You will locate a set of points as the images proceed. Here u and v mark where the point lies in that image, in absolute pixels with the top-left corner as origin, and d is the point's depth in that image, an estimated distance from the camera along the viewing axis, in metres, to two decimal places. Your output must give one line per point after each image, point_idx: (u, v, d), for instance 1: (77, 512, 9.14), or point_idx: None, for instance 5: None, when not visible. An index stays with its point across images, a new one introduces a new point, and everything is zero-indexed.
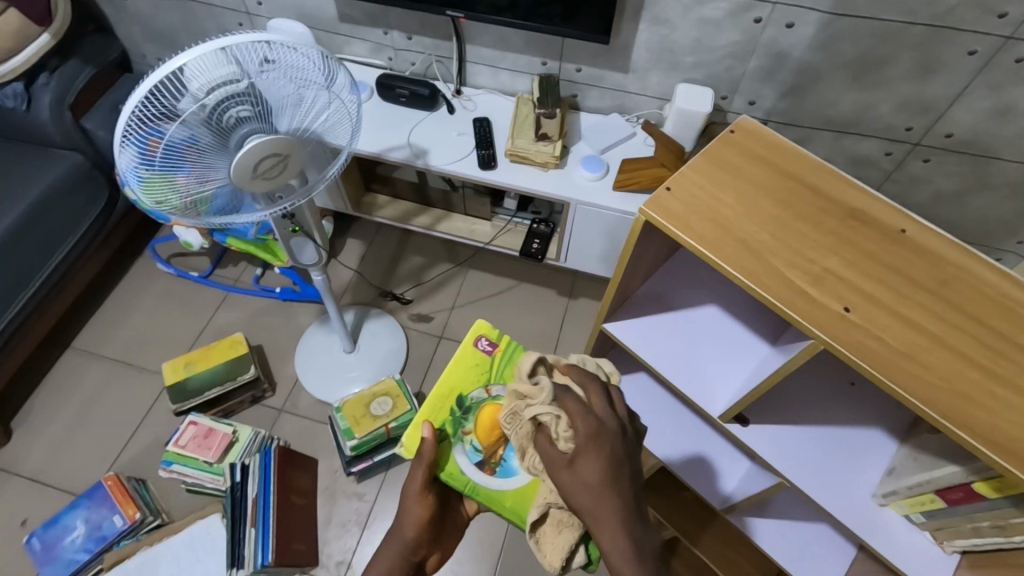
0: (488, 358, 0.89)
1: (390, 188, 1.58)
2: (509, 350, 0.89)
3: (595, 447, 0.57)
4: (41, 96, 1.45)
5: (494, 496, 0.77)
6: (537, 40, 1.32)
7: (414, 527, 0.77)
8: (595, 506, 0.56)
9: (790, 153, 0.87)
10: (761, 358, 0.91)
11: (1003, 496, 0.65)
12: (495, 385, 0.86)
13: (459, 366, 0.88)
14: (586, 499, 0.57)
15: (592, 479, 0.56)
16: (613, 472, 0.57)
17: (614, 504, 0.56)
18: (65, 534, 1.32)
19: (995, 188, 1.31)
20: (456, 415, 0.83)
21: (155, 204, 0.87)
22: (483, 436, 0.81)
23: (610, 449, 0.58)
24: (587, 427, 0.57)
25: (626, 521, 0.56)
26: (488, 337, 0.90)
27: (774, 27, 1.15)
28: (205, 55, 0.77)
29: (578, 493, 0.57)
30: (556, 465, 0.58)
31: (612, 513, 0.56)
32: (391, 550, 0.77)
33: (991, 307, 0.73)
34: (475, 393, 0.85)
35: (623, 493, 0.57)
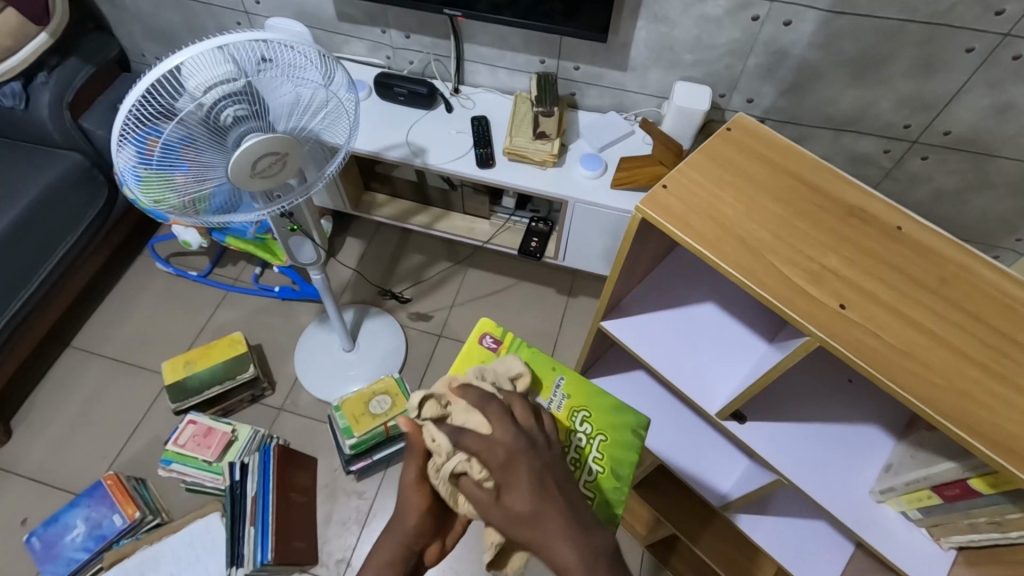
0: (493, 355, 0.83)
1: (389, 187, 1.58)
2: (515, 347, 0.84)
3: (512, 475, 0.57)
4: (40, 95, 1.45)
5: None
6: (536, 38, 1.32)
7: (414, 515, 0.73)
8: (536, 527, 0.56)
9: (790, 151, 0.87)
10: (760, 356, 0.91)
11: (999, 492, 0.65)
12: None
13: (464, 365, 0.82)
14: (522, 527, 0.56)
15: (521, 506, 0.56)
16: (540, 490, 0.57)
17: (555, 519, 0.56)
18: (65, 533, 1.32)
19: (994, 186, 1.31)
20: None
21: (153, 203, 0.88)
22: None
23: (529, 465, 0.58)
24: (493, 460, 0.57)
25: (571, 528, 0.56)
26: (492, 333, 0.84)
27: (773, 25, 1.15)
28: (202, 55, 0.78)
29: (513, 525, 0.57)
30: (486, 505, 0.58)
31: (555, 528, 0.56)
32: (392, 540, 0.73)
33: (990, 304, 0.73)
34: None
35: (559, 505, 0.57)
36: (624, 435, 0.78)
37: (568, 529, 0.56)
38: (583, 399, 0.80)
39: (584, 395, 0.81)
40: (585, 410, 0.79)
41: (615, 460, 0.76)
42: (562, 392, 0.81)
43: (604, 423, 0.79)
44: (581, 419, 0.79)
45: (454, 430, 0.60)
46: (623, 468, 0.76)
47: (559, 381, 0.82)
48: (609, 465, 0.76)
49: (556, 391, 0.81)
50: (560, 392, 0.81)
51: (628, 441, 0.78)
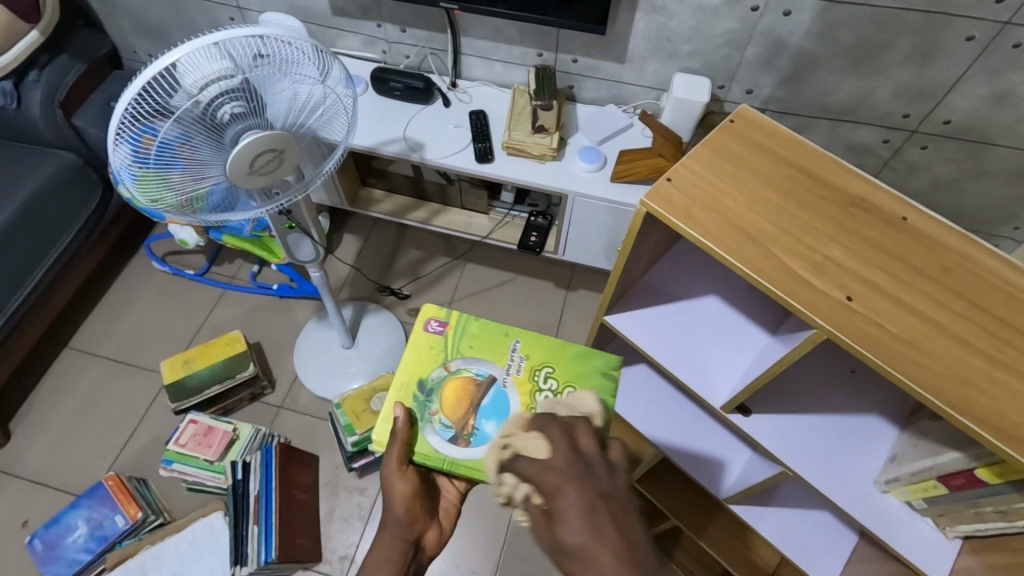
0: (442, 338, 0.83)
1: (386, 183, 1.57)
2: (461, 324, 0.84)
3: (559, 500, 0.52)
4: (30, 94, 1.43)
5: (477, 467, 0.72)
6: (532, 30, 1.31)
7: (402, 504, 0.81)
8: (587, 562, 0.48)
9: (792, 141, 0.87)
10: (763, 347, 0.91)
11: (1005, 482, 0.65)
12: (452, 361, 0.81)
13: (413, 353, 0.82)
14: (572, 560, 0.50)
15: (568, 540, 0.50)
16: (592, 520, 0.50)
17: (605, 555, 0.48)
18: (67, 534, 1.32)
19: (992, 174, 1.32)
20: (419, 401, 0.78)
21: (150, 202, 0.87)
22: (450, 412, 0.76)
23: (577, 491, 0.52)
24: (544, 485, 0.54)
25: (630, 571, 0.47)
26: (437, 317, 0.84)
27: (771, 14, 1.15)
28: (197, 50, 0.77)
29: (564, 560, 0.50)
30: (541, 531, 0.54)
31: (610, 569, 0.47)
32: (388, 534, 0.82)
33: (993, 293, 0.73)
34: (435, 373, 0.80)
35: (614, 542, 0.49)
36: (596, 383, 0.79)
37: (625, 566, 0.48)
38: (545, 357, 0.81)
39: (547, 352, 0.82)
40: (547, 366, 0.81)
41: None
42: (522, 354, 0.82)
43: (570, 377, 0.80)
44: (546, 376, 0.80)
45: (512, 458, 0.59)
46: None
47: (515, 346, 0.83)
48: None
49: (514, 355, 0.82)
50: (519, 355, 0.82)
51: (601, 386, 0.79)
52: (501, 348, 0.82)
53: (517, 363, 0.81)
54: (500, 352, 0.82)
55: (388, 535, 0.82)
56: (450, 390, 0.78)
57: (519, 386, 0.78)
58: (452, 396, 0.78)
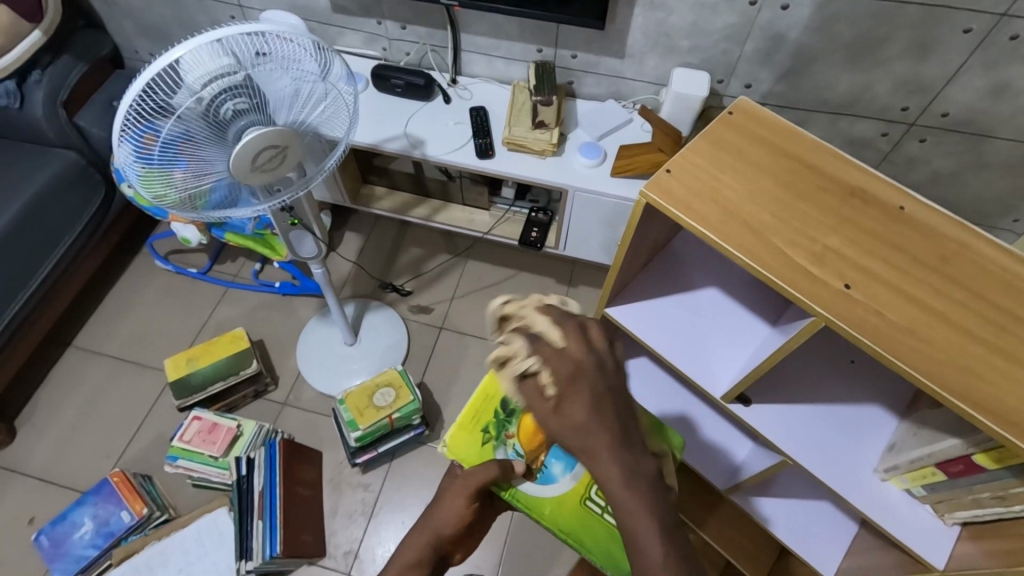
0: None
1: (388, 180, 1.58)
2: None
3: (575, 388, 0.53)
4: (33, 93, 1.44)
5: (536, 504, 0.82)
6: (532, 26, 1.31)
7: (453, 522, 0.73)
8: (587, 442, 0.53)
9: (790, 133, 0.87)
10: (763, 339, 0.92)
11: (1004, 467, 0.66)
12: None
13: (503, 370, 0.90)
14: (576, 443, 0.54)
15: (574, 427, 0.53)
16: (597, 409, 0.53)
17: (605, 438, 0.53)
18: (73, 530, 1.32)
19: (990, 167, 1.32)
20: (500, 417, 0.88)
21: (154, 198, 0.88)
22: (525, 441, 0.85)
23: (587, 389, 0.53)
24: (562, 370, 0.53)
25: (622, 451, 0.54)
26: None
27: (770, 9, 1.15)
28: (200, 47, 0.77)
29: (567, 435, 0.54)
30: (540, 410, 0.54)
31: (607, 447, 0.53)
32: (420, 537, 0.73)
33: (991, 281, 0.74)
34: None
35: (613, 426, 0.54)
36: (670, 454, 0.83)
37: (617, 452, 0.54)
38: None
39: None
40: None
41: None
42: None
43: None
44: None
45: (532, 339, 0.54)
46: None
47: None
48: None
49: None
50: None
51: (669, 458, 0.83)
52: None
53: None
54: None
55: (418, 541, 0.72)
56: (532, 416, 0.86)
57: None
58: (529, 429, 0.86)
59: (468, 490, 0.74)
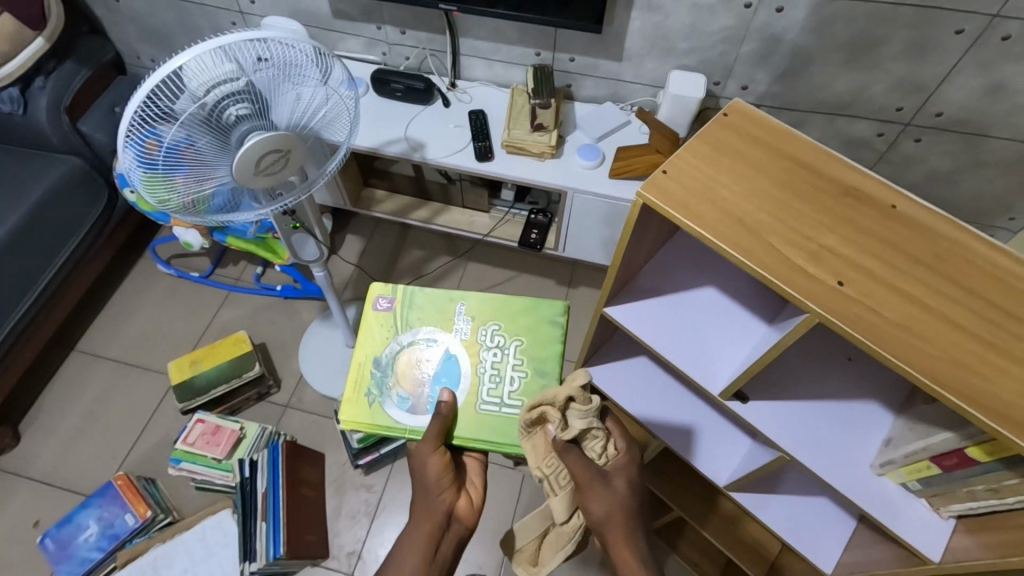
0: (389, 313, 0.94)
1: (388, 182, 1.60)
2: (405, 296, 0.95)
3: (620, 472, 0.77)
4: (37, 100, 1.46)
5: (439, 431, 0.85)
6: (531, 30, 1.33)
7: (436, 473, 0.80)
8: (611, 520, 0.74)
9: (786, 133, 0.88)
10: (761, 337, 0.93)
11: (996, 460, 0.67)
12: (402, 334, 0.93)
13: (368, 334, 0.93)
14: (608, 524, 0.74)
15: (611, 501, 0.74)
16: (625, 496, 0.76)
17: (619, 523, 0.75)
18: (78, 533, 1.34)
19: (987, 166, 1.34)
20: (376, 376, 0.89)
21: (157, 203, 0.89)
22: (406, 384, 0.88)
23: (627, 475, 0.77)
24: (617, 455, 0.78)
25: (631, 543, 0.75)
26: (384, 294, 0.95)
27: (766, 11, 1.16)
28: (204, 54, 0.79)
29: (603, 510, 0.74)
30: (589, 481, 0.73)
31: (622, 531, 0.75)
32: (421, 514, 0.80)
33: (986, 278, 0.75)
34: (388, 350, 0.91)
35: (626, 518, 0.75)
36: (548, 330, 0.92)
37: (631, 541, 0.75)
38: (488, 315, 0.93)
39: (489, 313, 0.93)
40: (495, 323, 0.92)
41: (534, 360, 0.90)
42: (467, 317, 0.93)
43: (518, 330, 0.92)
44: (492, 332, 0.92)
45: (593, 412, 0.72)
46: (545, 363, 0.90)
47: (461, 308, 0.94)
48: (530, 366, 0.90)
49: (461, 317, 0.93)
50: (464, 317, 0.93)
51: (550, 332, 0.92)
52: (448, 314, 0.94)
53: (465, 324, 0.92)
54: (448, 317, 0.93)
55: (419, 515, 0.79)
56: (403, 362, 0.90)
57: (468, 347, 0.91)
58: (406, 373, 0.89)
59: (432, 444, 0.81)
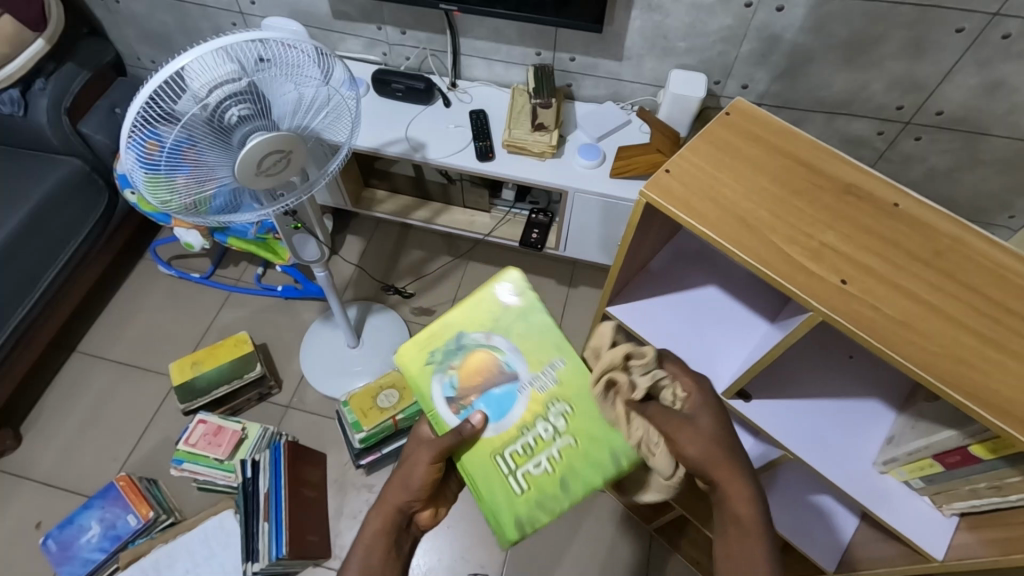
0: (501, 312, 0.81)
1: (389, 183, 1.59)
2: (529, 312, 0.81)
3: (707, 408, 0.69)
4: (37, 101, 1.46)
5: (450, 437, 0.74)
6: (531, 30, 1.33)
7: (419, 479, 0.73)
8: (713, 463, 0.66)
9: (787, 132, 0.88)
10: (763, 335, 0.93)
11: (999, 457, 0.67)
12: (494, 334, 0.79)
13: (468, 307, 0.81)
14: (709, 461, 0.66)
15: (706, 441, 0.66)
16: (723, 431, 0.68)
17: (724, 458, 0.66)
18: (80, 534, 1.34)
19: (986, 164, 1.34)
20: (449, 345, 0.79)
21: (159, 204, 0.89)
22: (465, 377, 0.77)
23: (716, 412, 0.69)
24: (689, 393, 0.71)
25: (746, 481, 0.65)
26: (514, 290, 0.82)
27: (765, 10, 1.16)
28: (205, 55, 0.79)
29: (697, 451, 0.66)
30: (665, 421, 0.68)
31: (732, 470, 0.65)
32: (385, 507, 0.74)
33: (988, 277, 0.75)
34: (475, 335, 0.79)
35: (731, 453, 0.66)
36: (604, 456, 0.73)
37: (738, 471, 0.66)
38: (572, 394, 0.76)
39: (576, 392, 0.76)
40: (567, 405, 0.76)
41: (569, 469, 0.73)
42: (557, 374, 0.77)
43: (583, 430, 0.74)
44: (558, 412, 0.75)
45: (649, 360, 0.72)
46: (574, 481, 0.72)
47: (556, 364, 0.78)
48: (562, 470, 0.73)
49: (549, 372, 0.77)
50: (553, 374, 0.77)
51: (603, 460, 0.73)
52: (545, 357, 0.78)
53: (548, 380, 0.77)
54: (541, 359, 0.78)
55: (383, 506, 0.74)
56: (478, 356, 0.78)
57: (533, 401, 0.76)
58: (472, 372, 0.77)
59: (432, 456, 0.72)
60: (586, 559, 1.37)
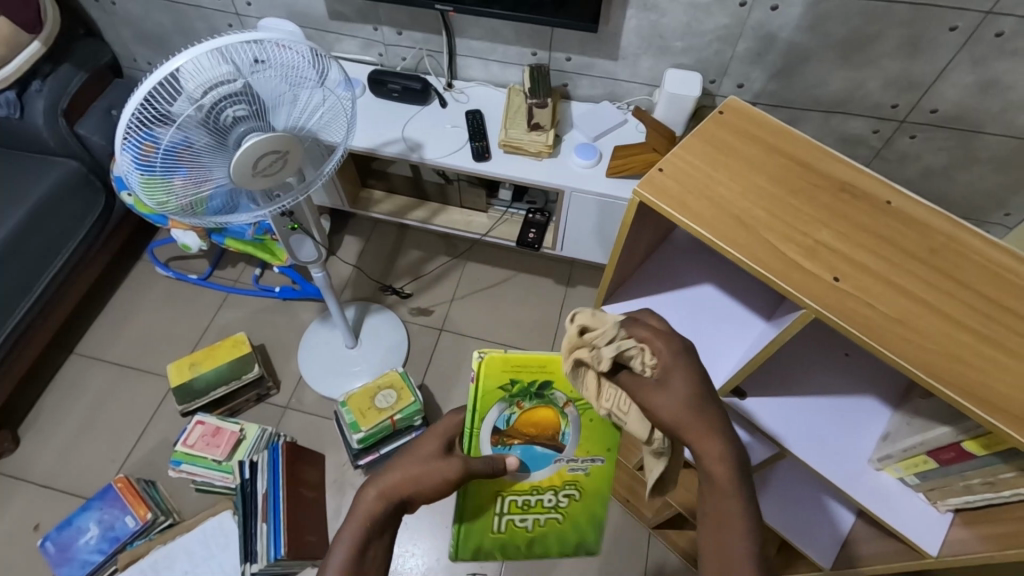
0: None
1: (386, 183, 1.59)
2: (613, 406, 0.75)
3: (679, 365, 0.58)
4: (34, 103, 1.46)
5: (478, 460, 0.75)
6: (527, 30, 1.33)
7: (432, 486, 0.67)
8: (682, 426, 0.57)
9: (780, 131, 0.89)
10: (758, 333, 0.94)
11: (992, 453, 0.67)
12: (574, 405, 0.74)
13: None
14: (681, 428, 0.57)
15: (676, 406, 0.57)
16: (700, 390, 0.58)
17: (699, 422, 0.57)
18: (79, 536, 1.33)
19: (981, 162, 1.34)
20: (531, 385, 0.72)
21: (156, 205, 0.89)
22: (522, 422, 0.74)
23: (689, 369, 0.58)
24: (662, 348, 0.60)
25: (724, 438, 0.57)
26: None
27: (760, 10, 1.17)
28: (200, 56, 0.79)
29: (668, 414, 0.57)
30: (637, 390, 0.59)
31: (707, 432, 0.57)
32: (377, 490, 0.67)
33: (981, 273, 0.75)
34: (560, 394, 0.73)
35: (708, 411, 0.57)
36: (572, 529, 0.84)
37: (717, 433, 0.57)
38: (589, 488, 0.81)
39: (594, 489, 0.81)
40: (577, 491, 0.80)
41: (544, 531, 0.83)
42: (591, 468, 0.79)
43: (574, 512, 0.83)
44: (567, 492, 0.80)
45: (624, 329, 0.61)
46: (541, 539, 0.84)
47: (598, 458, 0.78)
48: (538, 529, 0.83)
49: (587, 460, 0.78)
50: (587, 464, 0.78)
51: (569, 533, 0.85)
52: (596, 449, 0.77)
53: (581, 467, 0.78)
54: (591, 450, 0.77)
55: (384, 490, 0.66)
56: (543, 413, 0.74)
57: (557, 475, 0.78)
58: (531, 420, 0.75)
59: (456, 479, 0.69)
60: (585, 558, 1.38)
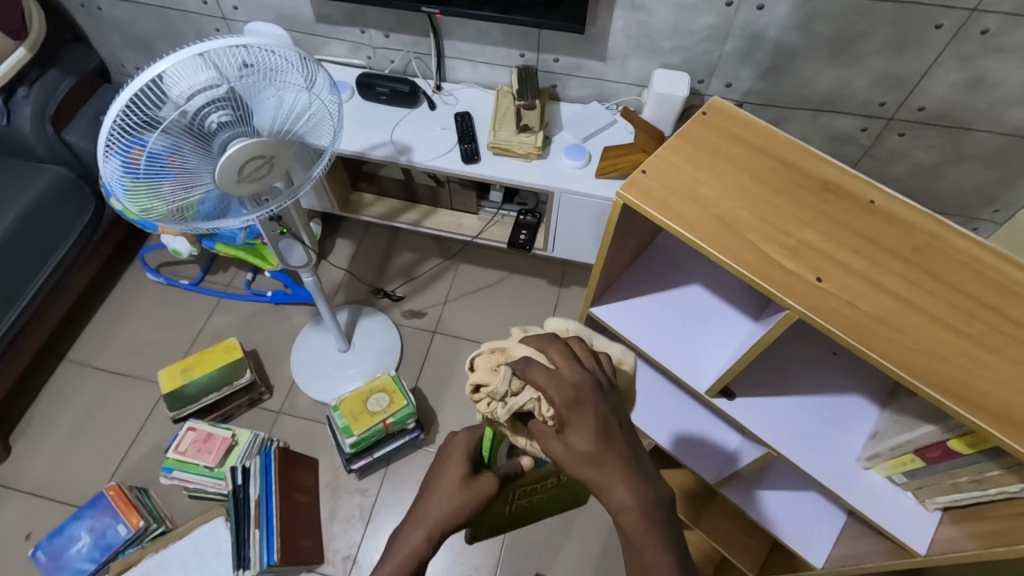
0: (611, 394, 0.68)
1: (377, 186, 1.59)
2: None
3: (577, 412, 0.53)
4: (21, 110, 1.45)
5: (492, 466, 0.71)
6: (515, 31, 1.33)
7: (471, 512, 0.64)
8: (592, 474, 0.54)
9: (764, 130, 0.89)
10: (747, 333, 0.94)
11: (978, 452, 0.67)
12: None
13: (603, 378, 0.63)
14: (587, 477, 0.54)
15: (580, 458, 0.54)
16: (605, 436, 0.54)
17: (609, 470, 0.54)
18: (70, 545, 1.33)
19: (970, 159, 1.35)
20: None
21: (142, 212, 0.89)
22: None
23: (593, 416, 0.54)
24: (565, 397, 0.53)
25: (634, 483, 0.55)
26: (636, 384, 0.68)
27: (747, 9, 1.17)
28: (183, 62, 0.78)
29: (573, 465, 0.54)
30: (546, 439, 0.55)
31: (616, 479, 0.54)
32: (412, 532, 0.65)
33: (964, 271, 0.75)
34: None
35: (620, 456, 0.55)
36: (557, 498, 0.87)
37: (627, 480, 0.54)
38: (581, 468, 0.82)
39: None
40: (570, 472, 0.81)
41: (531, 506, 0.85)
42: None
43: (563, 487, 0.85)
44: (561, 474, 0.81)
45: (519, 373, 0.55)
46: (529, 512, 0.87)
47: None
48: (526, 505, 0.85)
49: None
50: None
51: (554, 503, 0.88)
52: None
53: None
54: None
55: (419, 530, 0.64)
56: None
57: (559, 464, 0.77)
58: None
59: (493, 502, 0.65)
60: (580, 559, 1.38)
